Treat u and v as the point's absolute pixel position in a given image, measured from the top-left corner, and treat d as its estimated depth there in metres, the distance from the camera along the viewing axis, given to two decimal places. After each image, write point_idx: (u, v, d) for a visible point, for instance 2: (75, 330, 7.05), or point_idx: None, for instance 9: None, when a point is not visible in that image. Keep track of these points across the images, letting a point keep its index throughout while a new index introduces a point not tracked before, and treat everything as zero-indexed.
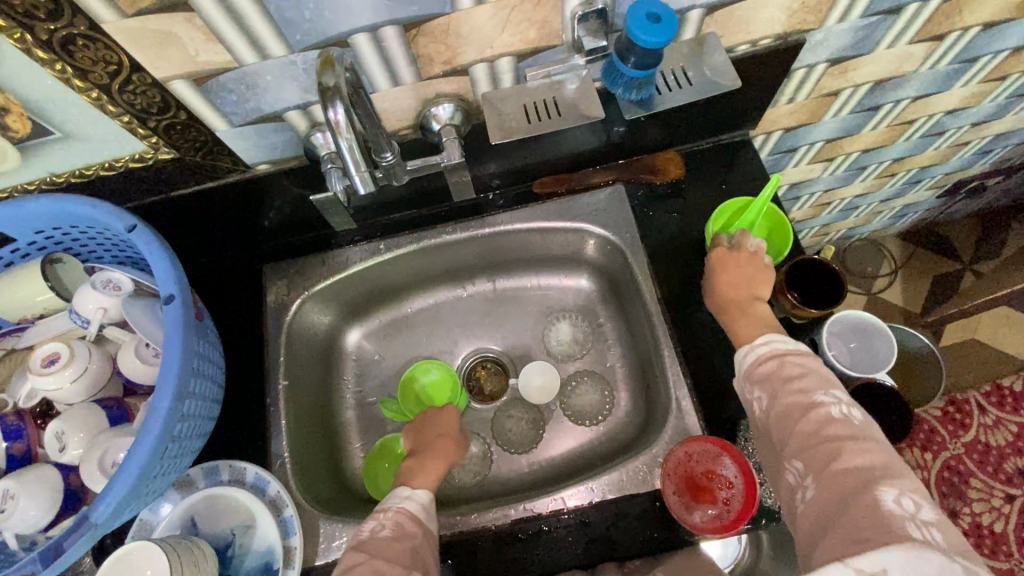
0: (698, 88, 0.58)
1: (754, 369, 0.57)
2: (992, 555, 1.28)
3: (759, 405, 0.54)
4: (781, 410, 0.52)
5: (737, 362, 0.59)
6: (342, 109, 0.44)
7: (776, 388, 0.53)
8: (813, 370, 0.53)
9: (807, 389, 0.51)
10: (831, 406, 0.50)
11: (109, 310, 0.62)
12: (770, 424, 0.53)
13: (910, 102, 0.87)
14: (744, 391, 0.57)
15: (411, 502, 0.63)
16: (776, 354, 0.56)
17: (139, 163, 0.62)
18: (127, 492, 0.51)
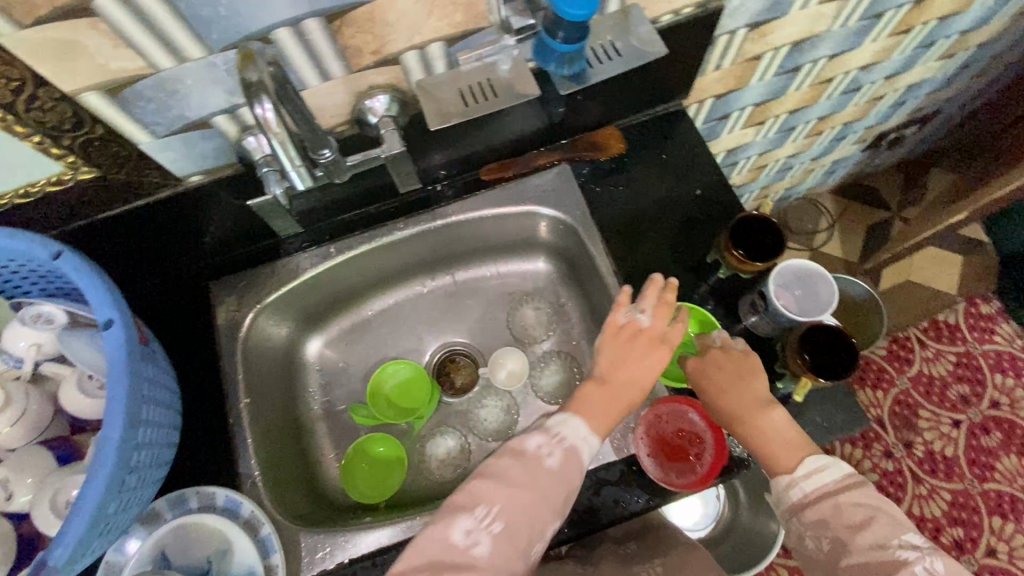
0: (627, 58, 0.59)
1: (805, 506, 0.58)
2: (947, 478, 1.38)
3: (820, 547, 0.56)
4: (853, 565, 0.54)
5: (776, 491, 0.60)
6: (268, 105, 0.43)
7: (840, 538, 0.55)
8: (875, 512, 0.55)
9: (878, 541, 0.53)
10: (913, 564, 0.51)
11: (43, 345, 0.59)
12: (841, 567, 0.55)
13: (828, 60, 0.92)
14: (797, 528, 0.58)
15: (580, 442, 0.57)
16: (825, 493, 0.57)
17: (58, 186, 0.58)
18: (85, 531, 0.48)
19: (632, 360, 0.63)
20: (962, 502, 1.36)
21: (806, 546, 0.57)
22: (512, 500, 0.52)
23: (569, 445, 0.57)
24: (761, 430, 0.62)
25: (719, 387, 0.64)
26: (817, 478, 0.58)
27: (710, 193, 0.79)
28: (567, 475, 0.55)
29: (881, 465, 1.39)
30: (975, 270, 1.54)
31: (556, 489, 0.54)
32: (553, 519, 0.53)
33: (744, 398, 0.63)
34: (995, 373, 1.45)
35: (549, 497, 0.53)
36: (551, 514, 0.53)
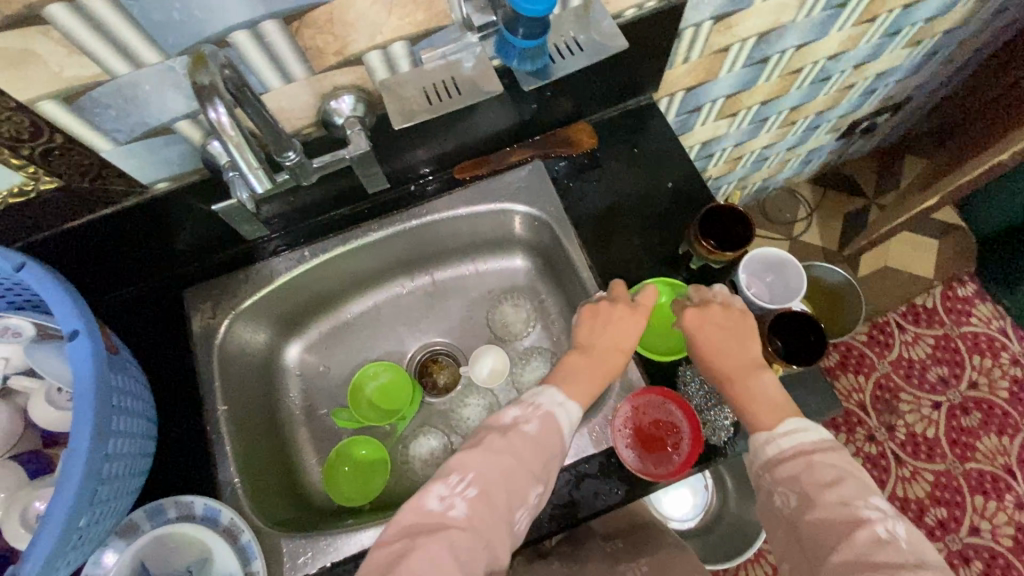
0: (589, 53, 0.58)
1: (780, 460, 0.54)
2: (929, 459, 1.40)
3: (785, 504, 0.52)
4: (815, 519, 0.50)
5: (752, 446, 0.57)
6: (223, 110, 0.42)
7: (808, 492, 0.51)
8: (847, 473, 0.51)
9: (845, 498, 0.50)
10: (876, 524, 0.48)
11: (11, 359, 0.58)
12: (801, 525, 0.51)
13: (795, 50, 0.93)
14: (766, 484, 0.54)
15: (557, 412, 0.60)
16: (801, 450, 0.54)
17: (20, 197, 0.57)
18: (56, 546, 0.47)
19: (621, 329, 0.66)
20: (944, 482, 1.38)
21: (770, 503, 0.54)
22: (502, 464, 0.54)
23: (546, 412, 0.59)
24: (752, 393, 0.60)
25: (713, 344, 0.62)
26: (789, 437, 0.55)
27: (682, 185, 0.80)
28: (548, 443, 0.57)
29: (865, 450, 1.41)
30: (951, 254, 1.57)
31: (542, 458, 0.56)
32: (536, 484, 0.55)
33: (739, 358, 0.61)
34: (973, 355, 1.48)
35: (531, 465, 0.55)
36: (531, 480, 0.55)
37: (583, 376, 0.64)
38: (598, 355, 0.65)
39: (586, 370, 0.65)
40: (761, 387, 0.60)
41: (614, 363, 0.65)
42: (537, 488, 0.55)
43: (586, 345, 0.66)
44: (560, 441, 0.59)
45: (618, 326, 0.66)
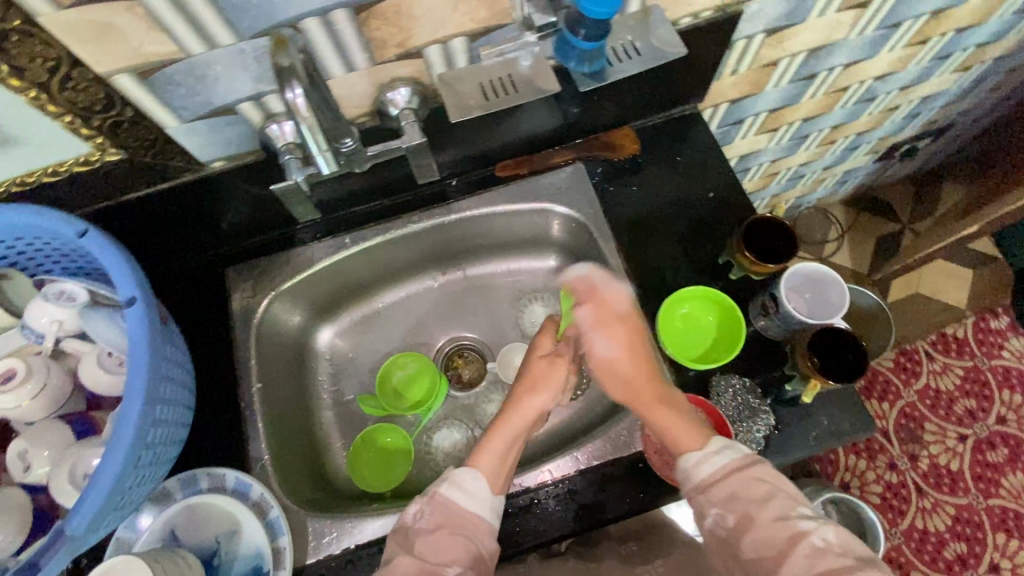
0: (645, 58, 0.59)
1: (712, 483, 0.56)
2: (951, 492, 1.37)
3: (723, 525, 0.54)
4: (753, 537, 0.52)
5: (685, 471, 0.59)
6: (300, 91, 0.44)
7: (747, 513, 0.53)
8: (775, 488, 0.54)
9: (780, 513, 0.52)
10: (812, 534, 0.50)
11: (64, 322, 0.59)
12: (741, 543, 0.53)
13: (844, 68, 0.92)
14: (702, 506, 0.56)
15: (448, 489, 0.61)
16: (732, 468, 0.56)
17: (85, 167, 0.59)
18: (103, 505, 0.48)
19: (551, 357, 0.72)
20: (966, 517, 1.35)
21: (708, 526, 0.56)
22: (405, 557, 0.56)
23: (447, 498, 0.60)
24: (666, 404, 0.63)
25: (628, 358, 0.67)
26: (712, 459, 0.58)
27: (723, 196, 0.79)
28: (443, 523, 0.59)
29: (884, 478, 1.38)
30: (985, 285, 1.53)
31: (448, 539, 0.57)
32: (448, 568, 0.56)
33: (649, 374, 0.66)
34: (1003, 389, 1.44)
35: (433, 551, 0.56)
36: (437, 566, 0.55)
37: (497, 428, 0.67)
38: (524, 387, 0.71)
39: (502, 417, 0.68)
40: (674, 400, 0.63)
41: (542, 394, 0.70)
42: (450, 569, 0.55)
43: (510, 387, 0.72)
44: (469, 515, 0.59)
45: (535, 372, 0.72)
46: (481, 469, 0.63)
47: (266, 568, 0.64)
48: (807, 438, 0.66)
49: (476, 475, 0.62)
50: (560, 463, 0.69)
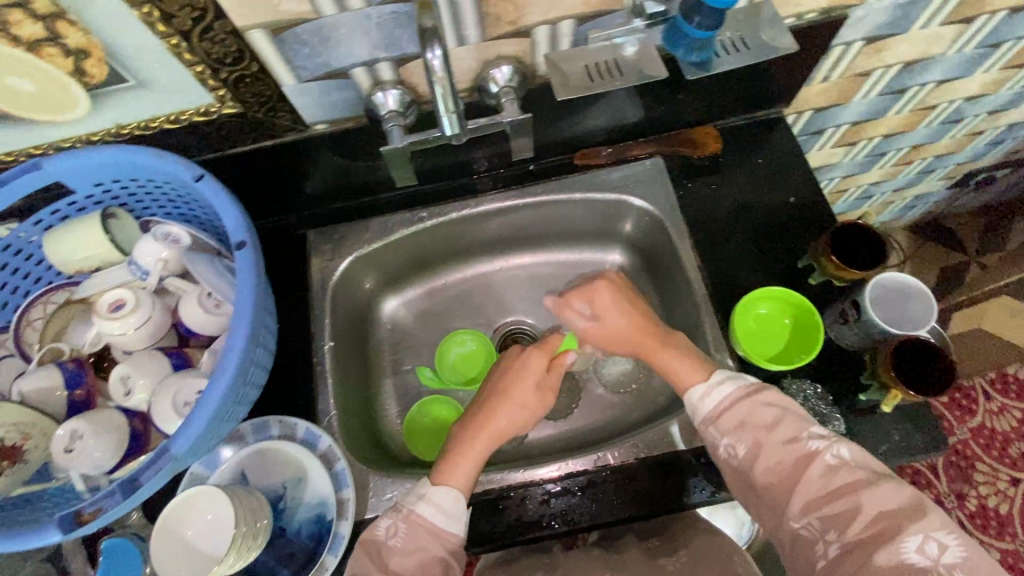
0: (754, 52, 0.59)
1: (721, 411, 0.60)
2: (998, 536, 1.31)
3: (735, 455, 0.58)
4: (766, 462, 0.55)
5: (693, 404, 0.62)
6: (439, 51, 0.48)
7: (758, 441, 0.56)
8: (784, 412, 0.57)
9: (791, 436, 0.56)
10: (823, 453, 0.54)
11: (167, 262, 0.63)
12: (753, 472, 0.56)
13: (935, 85, 0.90)
14: (713, 437, 0.60)
15: (424, 509, 0.61)
16: (737, 398, 0.60)
17: (203, 117, 0.63)
18: (205, 428, 0.51)
19: (535, 377, 0.71)
20: (1012, 563, 1.29)
21: (721, 457, 0.59)
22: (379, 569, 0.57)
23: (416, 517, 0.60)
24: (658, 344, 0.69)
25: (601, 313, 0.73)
26: (715, 392, 0.61)
27: (803, 203, 0.79)
28: (420, 545, 0.58)
29: None
30: None
31: (422, 557, 0.58)
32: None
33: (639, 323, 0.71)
34: None
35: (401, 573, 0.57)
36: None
37: (473, 445, 0.66)
38: (505, 402, 0.69)
39: (477, 431, 0.67)
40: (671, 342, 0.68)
41: (520, 413, 0.69)
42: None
43: (484, 400, 0.70)
44: (443, 533, 0.60)
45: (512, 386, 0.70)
46: (456, 488, 0.62)
47: (329, 517, 0.66)
48: (875, 451, 0.65)
49: (454, 496, 0.62)
50: (617, 451, 0.71)
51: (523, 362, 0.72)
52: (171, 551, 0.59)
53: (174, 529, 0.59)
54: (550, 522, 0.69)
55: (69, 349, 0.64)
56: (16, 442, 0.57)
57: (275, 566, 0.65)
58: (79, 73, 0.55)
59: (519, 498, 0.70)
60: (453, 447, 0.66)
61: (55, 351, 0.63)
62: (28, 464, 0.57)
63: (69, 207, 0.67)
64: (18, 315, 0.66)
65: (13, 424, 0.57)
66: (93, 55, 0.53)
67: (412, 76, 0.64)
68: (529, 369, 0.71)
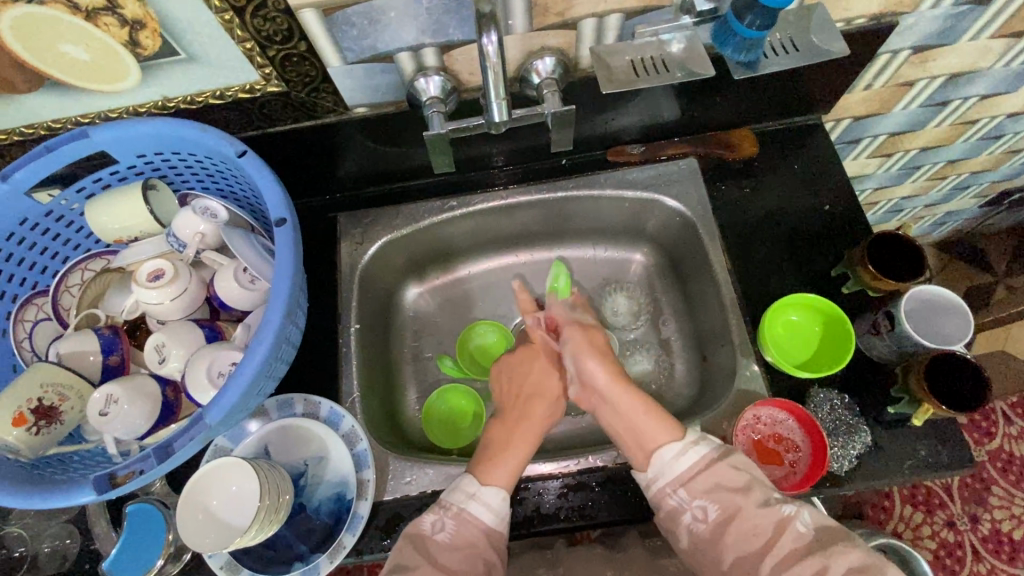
0: (804, 55, 0.59)
1: (690, 477, 0.59)
2: (1010, 562, 1.29)
3: (704, 522, 0.57)
4: (739, 527, 0.55)
5: (661, 465, 0.61)
6: (495, 37, 0.49)
7: (729, 505, 0.56)
8: (753, 477, 0.57)
9: (763, 499, 0.56)
10: (794, 518, 0.54)
11: (204, 236, 0.64)
12: (723, 539, 0.55)
13: (979, 99, 0.88)
14: (681, 502, 0.58)
15: (474, 507, 0.61)
16: (703, 463, 0.59)
17: (247, 94, 0.63)
18: (240, 399, 0.52)
19: (556, 379, 0.74)
20: None
21: (685, 521, 0.58)
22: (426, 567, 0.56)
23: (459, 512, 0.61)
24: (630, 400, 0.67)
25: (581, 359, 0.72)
26: (681, 458, 0.60)
27: (838, 211, 0.78)
28: (469, 540, 0.59)
29: (941, 535, 1.30)
30: None
31: (469, 555, 0.58)
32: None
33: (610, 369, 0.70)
34: None
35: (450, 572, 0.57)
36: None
37: (515, 444, 0.67)
38: (537, 402, 0.72)
39: (514, 428, 0.69)
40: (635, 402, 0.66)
41: (551, 412, 0.72)
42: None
43: (519, 403, 0.72)
44: (488, 529, 0.60)
45: (535, 378, 0.74)
46: (505, 486, 0.63)
47: (349, 497, 0.67)
48: (900, 466, 0.64)
49: (502, 493, 0.62)
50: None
51: (545, 365, 0.75)
52: (194, 518, 0.59)
53: (199, 500, 0.60)
54: (566, 514, 0.69)
55: (104, 316, 0.66)
56: (54, 404, 0.58)
57: (293, 541, 0.65)
58: (133, 44, 0.56)
59: (535, 491, 0.70)
60: (498, 448, 0.67)
61: (91, 317, 0.66)
62: (64, 425, 0.58)
63: (111, 176, 0.68)
64: (56, 280, 0.67)
65: (50, 384, 0.58)
66: (148, 26, 0.54)
67: (454, 64, 0.64)
68: (546, 381, 0.74)
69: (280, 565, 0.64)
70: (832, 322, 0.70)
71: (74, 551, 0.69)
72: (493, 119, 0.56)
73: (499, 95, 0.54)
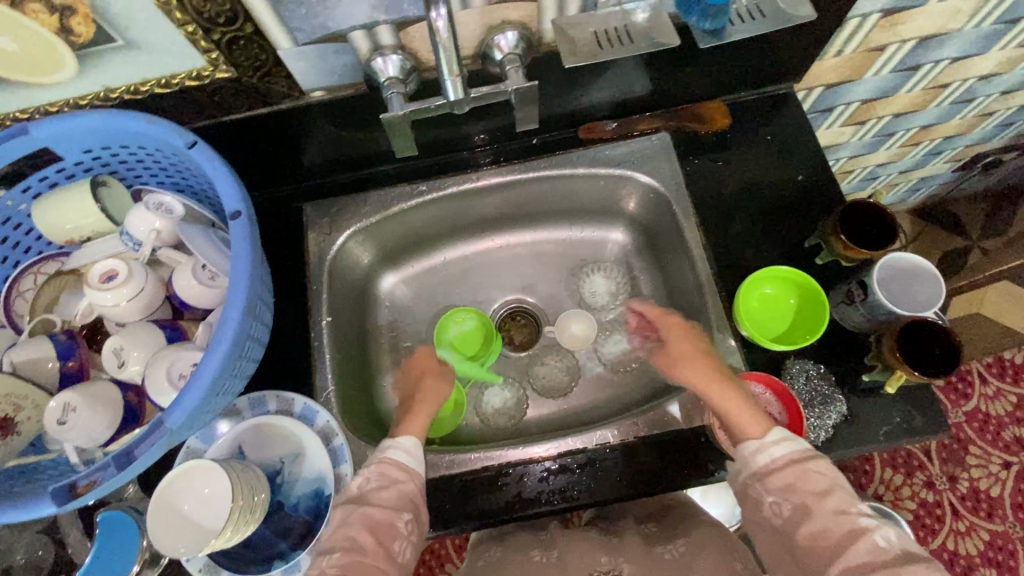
0: (771, 20, 0.58)
1: (772, 471, 0.53)
2: (988, 518, 1.32)
3: (778, 514, 0.52)
4: (809, 532, 0.50)
5: (741, 457, 0.56)
6: (444, 11, 0.47)
7: (804, 503, 0.51)
8: (837, 482, 0.51)
9: (841, 507, 0.49)
10: (875, 532, 0.48)
11: (161, 232, 0.62)
12: (795, 534, 0.50)
13: (950, 63, 0.88)
14: (758, 493, 0.53)
15: (388, 453, 0.61)
16: (792, 458, 0.53)
17: (195, 81, 0.60)
18: (200, 403, 0.50)
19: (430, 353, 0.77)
20: (1000, 544, 1.30)
21: (763, 512, 0.53)
22: (359, 512, 0.56)
23: (380, 459, 0.61)
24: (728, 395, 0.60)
25: (681, 361, 0.67)
26: (777, 447, 0.54)
27: (812, 181, 0.77)
28: (394, 479, 0.59)
29: (920, 495, 1.34)
30: None
31: (401, 492, 0.58)
32: (402, 514, 0.57)
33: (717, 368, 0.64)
34: None
35: (382, 508, 0.57)
36: (393, 514, 0.57)
37: (420, 404, 0.69)
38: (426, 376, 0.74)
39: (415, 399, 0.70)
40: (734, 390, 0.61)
41: (442, 377, 0.74)
42: (404, 515, 0.57)
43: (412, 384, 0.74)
44: (411, 468, 0.60)
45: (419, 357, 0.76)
46: (415, 436, 0.64)
47: (327, 492, 0.66)
48: (876, 434, 0.65)
49: (413, 440, 0.63)
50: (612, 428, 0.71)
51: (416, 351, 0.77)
52: (164, 523, 0.58)
53: (171, 503, 0.58)
54: (549, 498, 0.68)
55: (60, 321, 0.63)
56: (7, 415, 0.55)
57: (272, 539, 0.64)
58: (64, 32, 0.52)
59: (517, 475, 0.70)
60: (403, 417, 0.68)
61: (46, 323, 0.63)
62: (21, 436, 0.56)
63: (57, 174, 0.64)
64: (8, 285, 0.64)
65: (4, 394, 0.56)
66: (79, 12, 0.50)
67: (413, 41, 0.61)
68: (421, 360, 0.75)
69: (261, 563, 0.64)
70: (804, 290, 0.70)
71: (49, 561, 0.67)
72: (448, 98, 0.55)
73: (450, 69, 0.51)
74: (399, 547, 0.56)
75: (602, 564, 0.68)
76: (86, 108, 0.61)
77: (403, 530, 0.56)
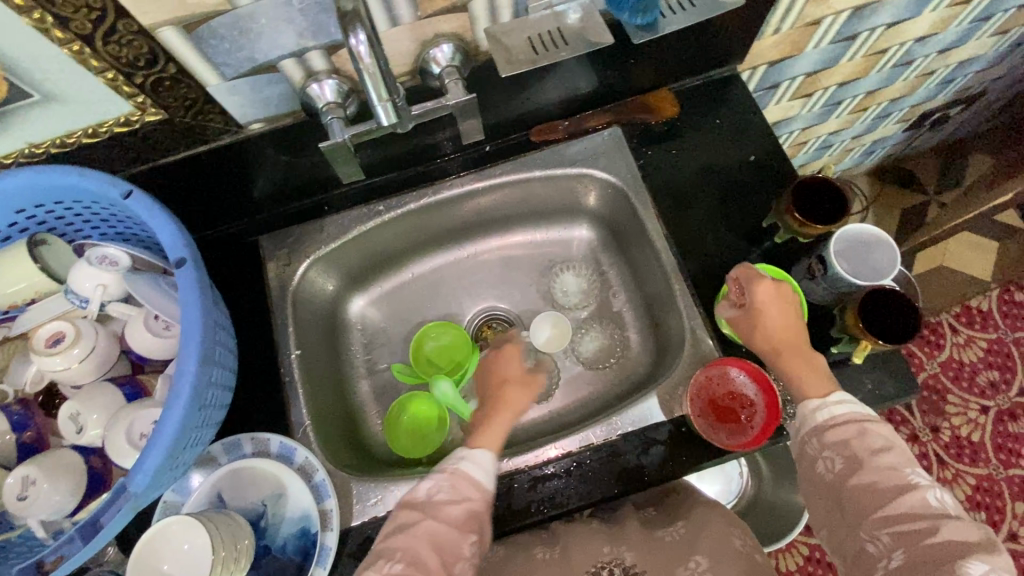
0: (699, 10, 0.61)
1: (833, 425, 0.55)
2: (972, 462, 1.36)
3: (830, 468, 0.54)
4: (854, 484, 0.52)
5: (801, 413, 0.58)
6: (364, 35, 0.45)
7: (856, 456, 0.53)
8: (893, 442, 0.53)
9: (892, 463, 0.51)
10: (927, 490, 0.49)
11: (108, 286, 0.59)
12: (841, 488, 0.52)
13: (886, 28, 0.89)
14: (813, 450, 0.56)
15: (466, 465, 0.60)
16: (855, 418, 0.55)
17: (125, 127, 0.58)
18: (163, 461, 0.49)
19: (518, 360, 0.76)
20: (986, 487, 1.34)
21: (816, 470, 0.55)
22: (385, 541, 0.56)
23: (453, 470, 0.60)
24: (800, 361, 0.61)
25: (774, 331, 0.63)
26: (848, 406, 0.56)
27: (764, 160, 0.78)
28: (462, 495, 0.58)
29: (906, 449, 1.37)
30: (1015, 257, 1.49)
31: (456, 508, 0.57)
32: (467, 534, 0.56)
33: (798, 335, 0.63)
34: None
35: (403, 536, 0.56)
36: (459, 532, 0.56)
37: (495, 412, 0.68)
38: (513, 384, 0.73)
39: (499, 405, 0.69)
40: (814, 365, 0.61)
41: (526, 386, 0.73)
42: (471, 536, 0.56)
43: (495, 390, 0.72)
44: (481, 486, 0.59)
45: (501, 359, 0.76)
46: (490, 449, 0.63)
47: (313, 531, 0.64)
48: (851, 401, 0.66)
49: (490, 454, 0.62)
50: (654, 402, 0.70)
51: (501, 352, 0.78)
52: None
53: (151, 565, 0.56)
54: (538, 508, 0.68)
55: (12, 391, 0.61)
56: None
57: None
58: None
59: (506, 486, 0.69)
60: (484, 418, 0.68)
61: None
62: None
63: None
64: None
65: None
66: None
67: (346, 64, 0.60)
68: (508, 366, 0.76)
69: None
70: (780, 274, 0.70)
71: None
72: (382, 124, 0.54)
73: (380, 95, 0.50)
74: (461, 567, 0.55)
75: (605, 554, 0.68)
76: (12, 166, 0.58)
77: (468, 550, 0.56)
